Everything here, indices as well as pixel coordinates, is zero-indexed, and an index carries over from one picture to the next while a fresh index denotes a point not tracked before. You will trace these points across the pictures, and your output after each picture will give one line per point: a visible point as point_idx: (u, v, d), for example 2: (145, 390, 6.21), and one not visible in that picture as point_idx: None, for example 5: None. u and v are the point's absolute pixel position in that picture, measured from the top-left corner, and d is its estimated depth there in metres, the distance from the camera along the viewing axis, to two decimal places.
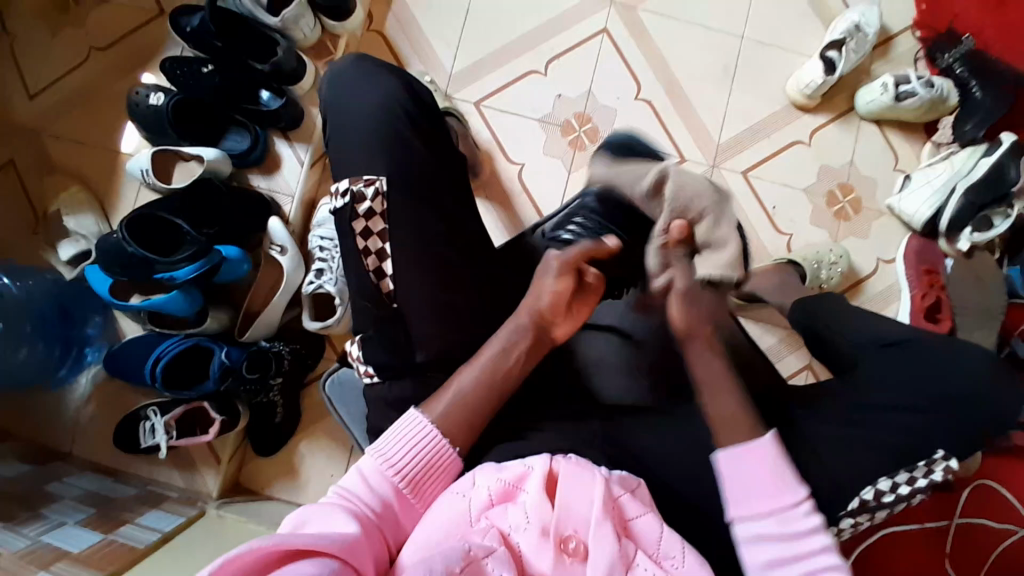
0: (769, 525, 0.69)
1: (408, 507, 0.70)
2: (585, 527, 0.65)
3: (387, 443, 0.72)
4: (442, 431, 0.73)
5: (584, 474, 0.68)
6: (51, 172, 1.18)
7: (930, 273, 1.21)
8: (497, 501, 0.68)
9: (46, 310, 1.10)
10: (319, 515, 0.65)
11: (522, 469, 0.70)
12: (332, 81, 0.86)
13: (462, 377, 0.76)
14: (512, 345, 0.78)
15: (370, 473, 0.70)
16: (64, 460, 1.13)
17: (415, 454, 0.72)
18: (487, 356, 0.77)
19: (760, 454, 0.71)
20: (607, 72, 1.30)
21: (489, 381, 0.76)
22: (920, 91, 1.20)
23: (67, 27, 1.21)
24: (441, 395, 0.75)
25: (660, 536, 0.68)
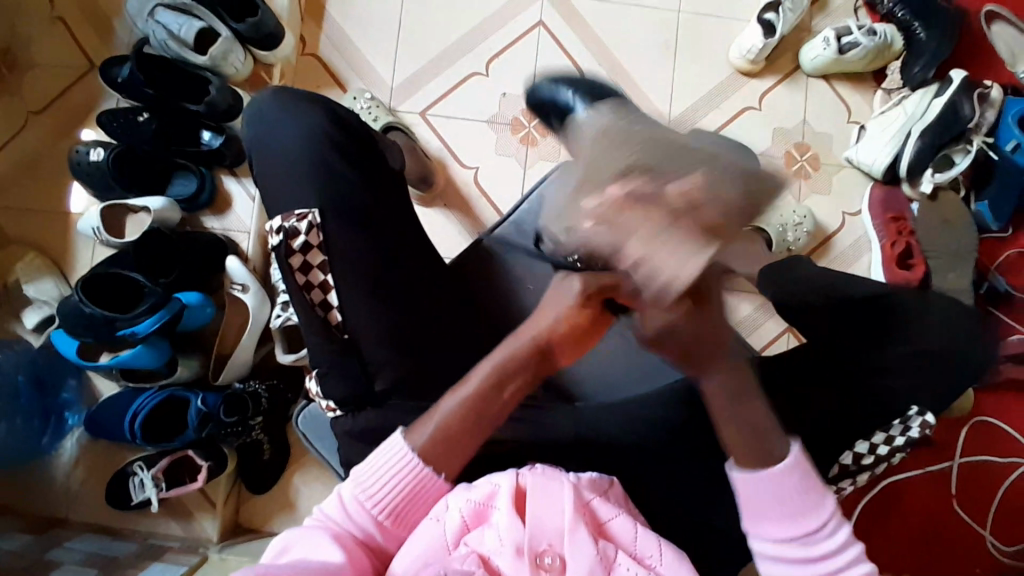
0: (793, 545, 0.63)
1: (390, 532, 0.69)
2: (560, 539, 0.64)
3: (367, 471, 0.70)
4: (424, 462, 0.69)
5: (552, 485, 0.67)
6: (4, 244, 1.17)
7: (897, 220, 1.20)
8: (472, 523, 0.66)
9: (22, 383, 1.10)
10: (299, 542, 0.65)
11: (490, 487, 0.68)
12: (255, 117, 0.86)
13: (446, 403, 0.69)
14: (502, 359, 0.70)
15: (350, 501, 0.69)
16: (62, 527, 1.13)
17: (395, 483, 0.68)
18: (475, 382, 0.70)
19: (783, 475, 0.63)
20: (549, 63, 1.29)
21: (478, 404, 0.69)
22: (863, 41, 1.19)
23: (2, 96, 1.20)
24: (426, 420, 0.69)
25: (636, 536, 0.67)
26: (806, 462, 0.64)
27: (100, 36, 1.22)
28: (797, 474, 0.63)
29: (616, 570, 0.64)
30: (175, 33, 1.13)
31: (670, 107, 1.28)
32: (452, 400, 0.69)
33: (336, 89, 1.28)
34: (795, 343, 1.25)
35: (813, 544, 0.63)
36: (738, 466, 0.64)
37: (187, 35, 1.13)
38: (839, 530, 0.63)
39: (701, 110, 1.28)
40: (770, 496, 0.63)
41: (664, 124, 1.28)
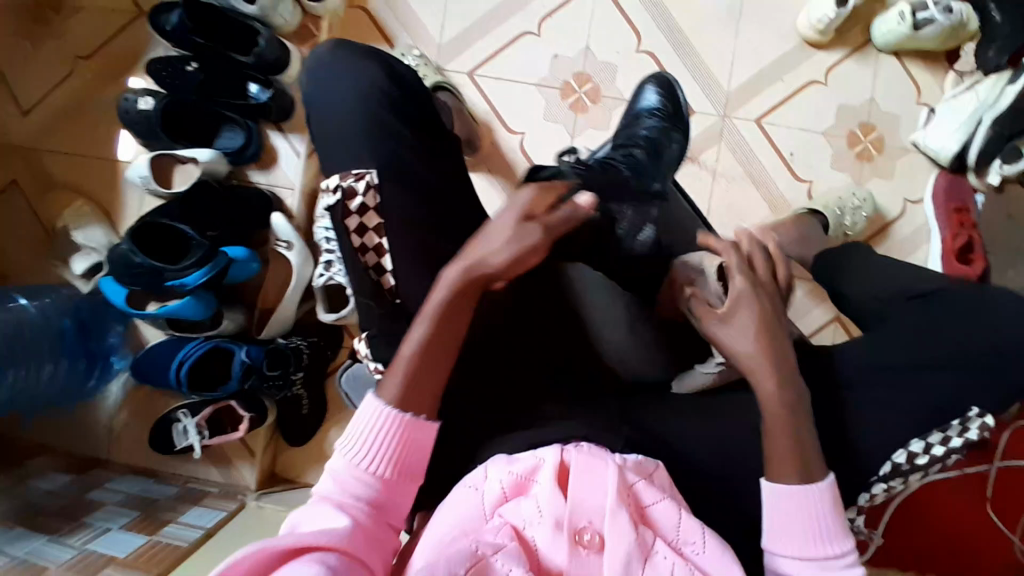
0: (812, 568, 0.64)
1: (396, 485, 0.67)
2: (599, 518, 0.65)
3: (353, 433, 0.68)
4: (402, 409, 0.67)
5: (596, 463, 0.68)
6: (52, 189, 1.19)
7: (960, 212, 1.14)
8: (511, 494, 0.68)
9: (67, 327, 1.12)
10: (308, 518, 0.64)
11: (534, 461, 0.70)
12: (311, 73, 0.82)
13: (409, 343, 0.69)
14: (447, 302, 0.69)
15: (344, 466, 0.67)
16: (103, 467, 1.18)
17: (381, 440, 0.67)
18: (430, 323, 0.69)
19: (811, 500, 0.65)
20: (604, 26, 1.23)
21: (439, 341, 0.69)
22: (940, 17, 1.11)
23: (48, 40, 1.19)
24: (392, 375, 0.68)
25: (680, 520, 0.67)
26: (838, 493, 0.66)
27: None
28: (829, 499, 0.65)
29: (653, 558, 0.64)
30: None
31: (729, 78, 1.23)
32: (411, 344, 0.68)
33: (384, 45, 1.24)
34: (842, 331, 1.22)
35: (828, 571, 0.64)
36: (775, 481, 0.66)
37: None
38: (853, 567, 0.65)
39: (761, 82, 1.22)
40: (794, 524, 0.65)
41: (721, 96, 1.23)
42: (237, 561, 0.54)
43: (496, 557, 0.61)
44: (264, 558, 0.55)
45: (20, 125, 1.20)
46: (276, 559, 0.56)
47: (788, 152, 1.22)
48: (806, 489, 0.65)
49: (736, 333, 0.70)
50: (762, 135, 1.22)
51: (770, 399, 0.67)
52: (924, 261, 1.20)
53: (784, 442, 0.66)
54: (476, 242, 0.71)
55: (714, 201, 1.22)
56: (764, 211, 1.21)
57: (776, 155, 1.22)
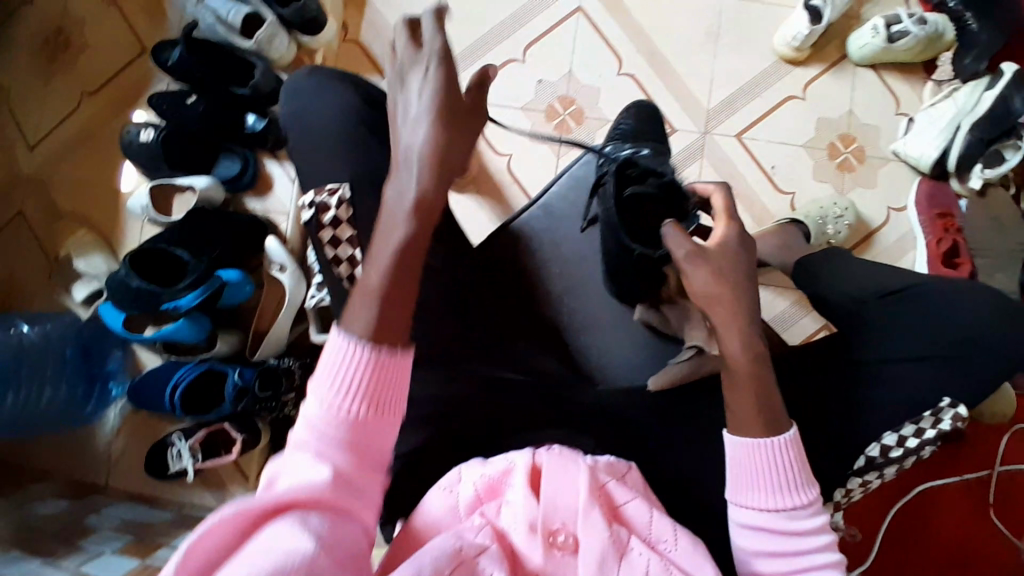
0: (777, 518, 0.64)
1: (376, 422, 0.59)
2: (573, 519, 0.64)
3: (328, 365, 0.58)
4: (369, 345, 0.58)
5: (569, 463, 0.67)
6: (56, 219, 1.23)
7: (944, 217, 1.16)
8: (485, 497, 0.68)
9: (69, 354, 1.16)
10: (287, 465, 0.56)
11: (506, 464, 0.69)
12: (291, 96, 0.84)
13: (371, 273, 0.59)
14: (410, 225, 0.59)
15: (322, 403, 0.58)
16: (100, 493, 1.18)
17: (353, 376, 0.58)
18: (389, 249, 0.59)
19: (773, 454, 0.64)
20: (586, 51, 1.28)
21: (398, 274, 0.59)
22: (914, 29, 1.15)
23: (56, 78, 1.27)
24: (357, 307, 0.59)
25: (652, 520, 0.67)
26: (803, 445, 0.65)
27: (151, 20, 1.26)
28: (790, 451, 0.64)
29: (629, 555, 0.63)
30: (224, 18, 1.17)
31: (709, 96, 1.26)
32: (377, 271, 0.59)
33: (375, 76, 1.30)
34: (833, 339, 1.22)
35: (793, 521, 0.64)
36: (737, 435, 0.66)
37: (234, 19, 1.17)
38: (818, 514, 0.65)
39: (741, 98, 1.26)
40: (754, 478, 0.65)
41: (702, 113, 1.26)
42: (216, 525, 0.49)
43: (481, 558, 0.60)
44: (245, 522, 0.50)
45: (26, 158, 1.25)
46: (257, 520, 0.51)
47: (770, 165, 1.24)
48: (767, 444, 0.64)
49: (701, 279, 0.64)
50: (744, 149, 1.25)
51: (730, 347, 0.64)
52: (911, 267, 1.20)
53: (744, 394, 0.64)
54: (414, 138, 0.60)
55: None
56: (749, 223, 1.23)
57: (759, 169, 1.24)
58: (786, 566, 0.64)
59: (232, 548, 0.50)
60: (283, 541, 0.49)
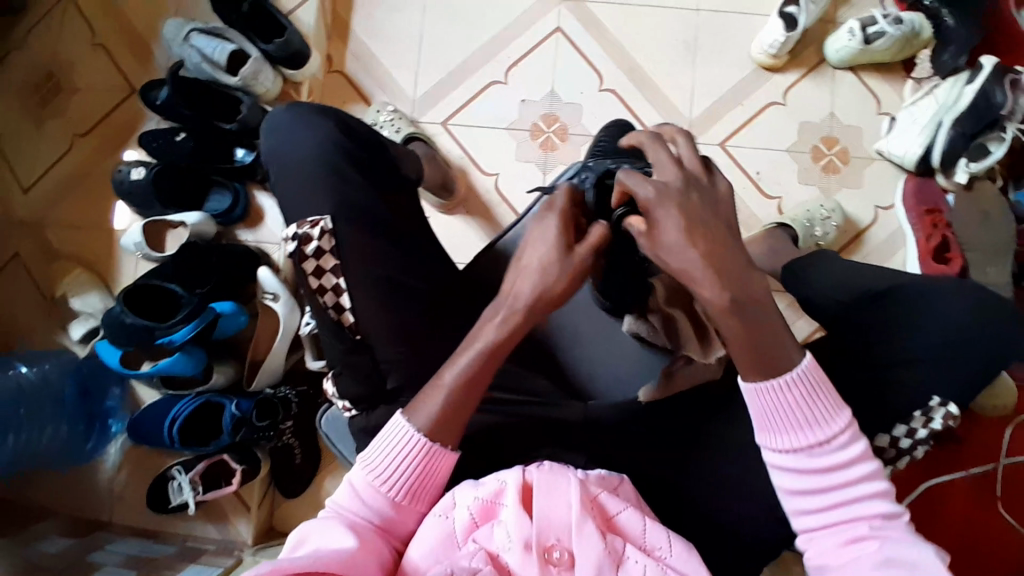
0: (802, 457, 0.64)
1: (408, 510, 0.69)
2: (568, 534, 0.63)
3: (375, 454, 0.69)
4: (432, 437, 0.69)
5: (560, 480, 0.66)
6: (54, 259, 1.25)
7: (932, 213, 1.16)
8: (481, 520, 0.66)
9: (69, 392, 1.17)
10: (316, 533, 0.65)
11: (498, 484, 0.67)
12: (269, 131, 0.86)
13: (449, 371, 0.69)
14: (497, 331, 0.69)
15: (363, 486, 0.69)
16: (104, 529, 1.18)
17: (405, 464, 0.68)
18: (476, 346, 0.69)
19: (787, 389, 0.64)
20: (567, 69, 1.30)
21: (471, 382, 0.69)
22: (889, 30, 1.16)
23: (49, 120, 1.29)
24: (429, 397, 0.69)
25: (646, 528, 0.66)
26: (821, 372, 0.64)
27: (140, 60, 1.29)
28: (805, 381, 0.64)
29: (625, 565, 0.63)
30: (209, 56, 1.20)
31: (690, 106, 1.27)
32: (451, 372, 0.69)
33: (361, 104, 1.32)
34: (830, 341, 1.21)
35: (821, 455, 0.63)
36: (750, 380, 0.65)
37: (219, 57, 1.20)
38: (852, 443, 0.64)
39: (723, 106, 1.27)
40: (775, 417, 0.64)
41: (685, 123, 1.27)
42: None
43: None
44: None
45: (22, 200, 1.27)
46: None
47: (756, 171, 1.25)
48: (783, 381, 0.63)
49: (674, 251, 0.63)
50: (729, 156, 1.25)
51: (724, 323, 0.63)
52: (903, 265, 1.20)
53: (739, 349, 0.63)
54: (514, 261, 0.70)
55: None
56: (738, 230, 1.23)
57: (745, 175, 1.25)
58: (823, 502, 0.63)
59: None
60: None
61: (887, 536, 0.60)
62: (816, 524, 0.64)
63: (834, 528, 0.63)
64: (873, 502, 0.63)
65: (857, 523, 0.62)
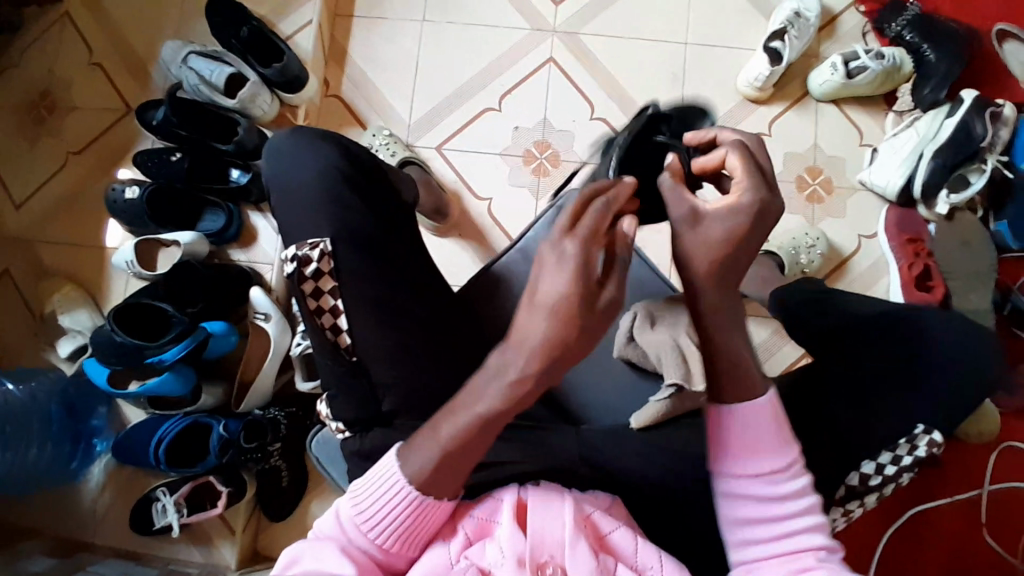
0: (756, 486, 0.65)
1: (401, 543, 0.67)
2: (561, 551, 0.64)
3: (370, 491, 0.66)
4: (423, 490, 0.64)
5: (554, 498, 0.67)
6: (43, 276, 1.25)
7: (913, 242, 1.19)
8: (475, 538, 0.68)
9: (54, 411, 1.14)
10: (309, 554, 0.65)
11: (493, 503, 0.69)
12: (272, 154, 0.87)
13: (445, 426, 0.62)
14: (498, 401, 0.59)
15: (360, 517, 0.66)
16: (84, 552, 1.16)
17: (398, 508, 0.65)
18: (476, 397, 0.59)
19: (753, 417, 0.65)
20: (560, 97, 1.33)
21: (474, 431, 0.61)
22: (872, 64, 1.21)
23: (43, 138, 1.30)
24: (423, 446, 0.63)
25: (638, 548, 0.67)
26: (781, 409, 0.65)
27: (137, 81, 1.31)
28: (767, 413, 0.65)
29: None
30: (207, 78, 1.22)
31: None
32: (453, 425, 0.61)
33: (357, 128, 1.34)
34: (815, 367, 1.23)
35: (776, 485, 0.65)
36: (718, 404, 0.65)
37: (217, 80, 1.22)
38: (797, 478, 0.66)
39: None
40: (736, 444, 0.65)
41: None
42: None
43: None
44: None
45: (12, 216, 1.27)
46: None
47: None
48: (744, 409, 0.64)
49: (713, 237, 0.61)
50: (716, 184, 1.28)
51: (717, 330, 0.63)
52: (886, 293, 1.23)
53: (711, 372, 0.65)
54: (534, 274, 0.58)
55: None
56: None
57: (732, 204, 1.28)
58: (769, 532, 0.65)
59: None
60: None
61: (830, 568, 0.62)
62: (762, 555, 0.65)
63: (775, 559, 0.64)
64: (813, 536, 0.65)
65: (802, 555, 0.64)
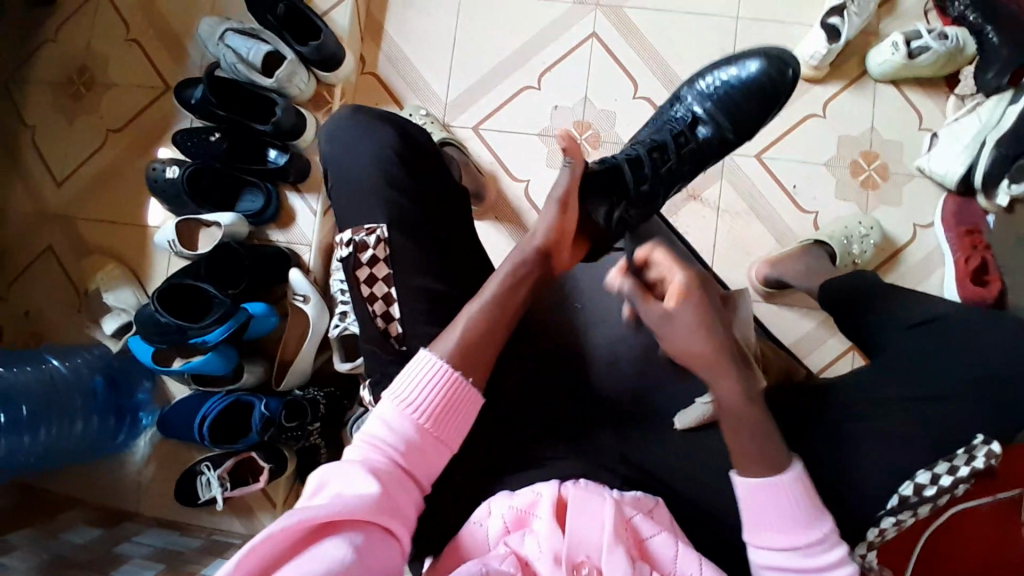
0: (790, 559, 0.66)
1: (433, 437, 0.65)
2: (598, 552, 0.63)
3: (403, 386, 0.66)
4: (453, 365, 0.67)
5: (594, 498, 0.67)
6: (87, 254, 1.27)
7: (971, 233, 1.14)
8: (513, 528, 0.67)
9: (98, 385, 1.18)
10: (338, 477, 0.61)
11: (532, 495, 0.68)
12: (330, 134, 0.86)
13: (465, 310, 0.71)
14: (498, 287, 0.72)
15: (392, 416, 0.65)
16: (131, 520, 1.21)
17: (432, 395, 0.66)
18: (490, 292, 0.72)
19: (777, 492, 0.67)
20: (601, 76, 1.28)
21: (495, 313, 0.71)
22: (934, 45, 1.14)
23: (83, 116, 1.31)
24: (449, 328, 0.70)
25: (678, 553, 0.66)
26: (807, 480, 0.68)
27: (174, 57, 1.30)
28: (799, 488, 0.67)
29: None
30: (244, 57, 1.20)
31: None
32: (468, 309, 0.70)
33: (393, 107, 1.32)
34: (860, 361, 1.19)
35: (808, 557, 0.66)
36: (744, 478, 0.68)
37: (254, 58, 1.20)
38: (834, 549, 0.67)
39: None
40: (768, 515, 0.67)
41: None
42: (267, 539, 0.52)
43: None
44: (294, 535, 0.53)
45: (56, 194, 1.29)
46: (305, 538, 0.54)
47: (791, 184, 1.23)
48: (771, 484, 0.67)
49: (688, 327, 0.65)
50: (764, 169, 1.24)
51: (728, 395, 0.66)
52: (939, 285, 1.18)
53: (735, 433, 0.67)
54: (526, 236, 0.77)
55: (718, 237, 1.23)
56: (771, 244, 1.22)
57: (780, 189, 1.23)
58: None
59: (281, 561, 0.53)
60: (333, 559, 0.53)
61: None
62: None
63: None
64: None
65: None
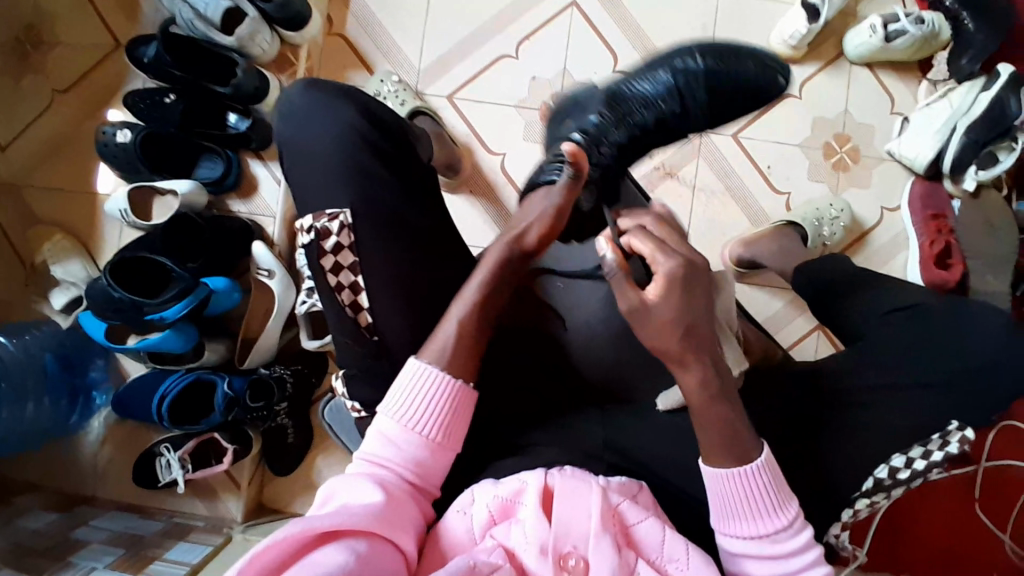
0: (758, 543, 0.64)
1: (436, 448, 0.66)
2: (585, 542, 0.62)
3: (398, 397, 0.66)
4: (454, 375, 0.67)
5: (581, 486, 0.64)
6: (33, 224, 1.18)
7: (937, 218, 1.17)
8: (499, 517, 0.65)
9: (51, 364, 1.11)
10: (344, 489, 0.61)
11: (518, 483, 0.66)
12: (283, 113, 0.80)
13: (445, 326, 0.69)
14: (481, 285, 0.71)
15: (393, 433, 0.65)
16: (87, 503, 1.15)
17: (432, 403, 0.66)
18: (470, 293, 0.71)
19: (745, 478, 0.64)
20: (581, 46, 1.25)
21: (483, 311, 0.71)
22: (911, 28, 1.14)
23: (24, 73, 1.20)
24: (431, 341, 0.69)
25: (664, 538, 0.64)
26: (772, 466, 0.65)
27: (123, 11, 1.20)
28: (766, 474, 0.64)
29: None
30: (201, 13, 1.10)
31: None
32: (451, 321, 0.69)
33: (363, 72, 1.25)
34: (826, 341, 1.22)
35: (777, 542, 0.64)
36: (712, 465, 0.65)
37: (212, 15, 1.10)
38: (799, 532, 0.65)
39: None
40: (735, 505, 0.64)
41: None
42: (268, 548, 0.50)
43: None
44: (296, 543, 0.52)
45: None
46: (306, 546, 0.52)
47: (765, 165, 1.23)
48: (740, 472, 0.64)
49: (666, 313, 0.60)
50: (740, 149, 1.23)
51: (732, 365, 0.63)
52: (904, 270, 1.21)
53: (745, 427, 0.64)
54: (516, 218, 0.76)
55: (694, 216, 1.23)
56: (744, 225, 1.22)
57: (755, 169, 1.23)
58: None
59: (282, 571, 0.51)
60: (332, 564, 0.51)
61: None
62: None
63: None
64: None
65: None
